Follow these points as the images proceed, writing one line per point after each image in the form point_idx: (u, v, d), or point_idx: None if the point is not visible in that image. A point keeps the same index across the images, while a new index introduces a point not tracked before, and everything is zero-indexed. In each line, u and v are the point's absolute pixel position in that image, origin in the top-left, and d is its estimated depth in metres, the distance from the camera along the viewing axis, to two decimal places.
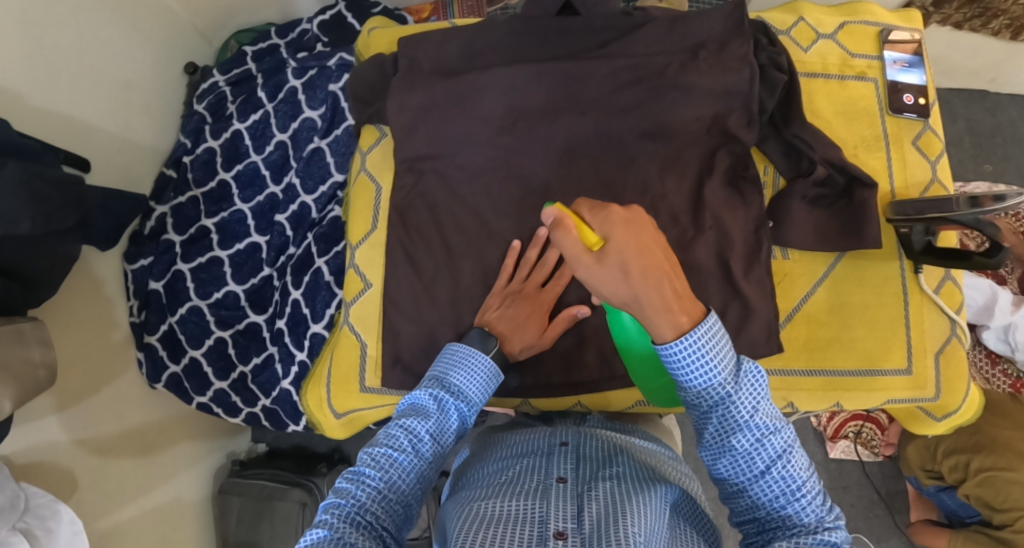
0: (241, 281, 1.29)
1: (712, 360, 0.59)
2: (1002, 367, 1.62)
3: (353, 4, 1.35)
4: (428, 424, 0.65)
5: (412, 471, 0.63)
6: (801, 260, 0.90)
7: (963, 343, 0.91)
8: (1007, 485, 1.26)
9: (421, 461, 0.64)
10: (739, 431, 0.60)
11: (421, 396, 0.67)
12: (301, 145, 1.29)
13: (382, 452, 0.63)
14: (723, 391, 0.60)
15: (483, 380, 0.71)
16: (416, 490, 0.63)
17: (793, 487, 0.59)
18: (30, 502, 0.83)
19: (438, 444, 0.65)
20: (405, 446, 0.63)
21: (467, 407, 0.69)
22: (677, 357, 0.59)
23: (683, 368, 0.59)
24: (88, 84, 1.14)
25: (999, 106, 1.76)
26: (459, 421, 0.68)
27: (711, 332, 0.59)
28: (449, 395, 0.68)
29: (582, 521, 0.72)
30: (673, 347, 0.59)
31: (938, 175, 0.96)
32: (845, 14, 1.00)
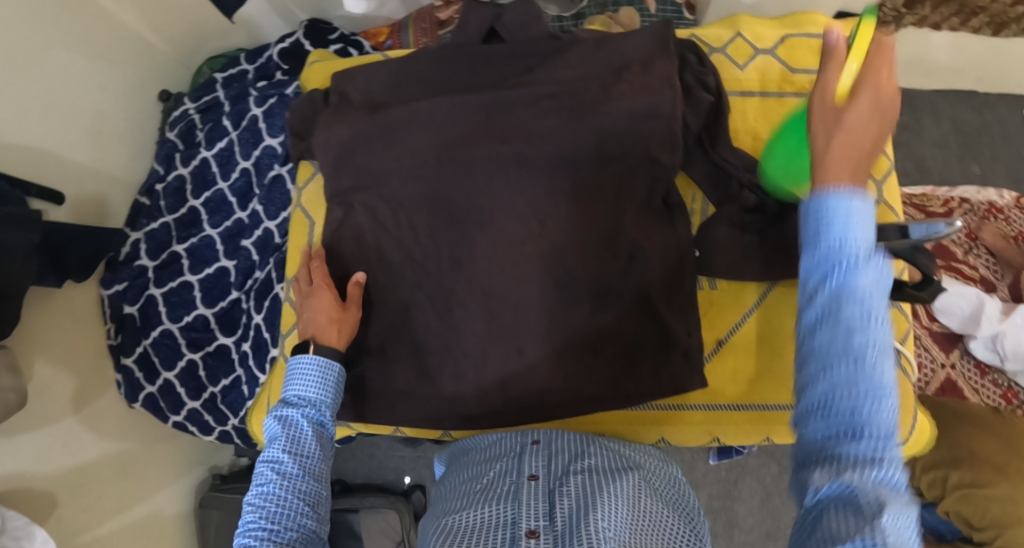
0: (210, 304, 1.32)
1: (852, 227, 0.48)
2: (992, 377, 1.56)
3: (311, 30, 1.37)
4: (281, 446, 0.72)
5: (287, 493, 0.69)
6: (728, 289, 0.93)
7: (909, 376, 0.91)
8: (984, 502, 1.18)
9: (292, 481, 0.70)
10: (850, 310, 0.48)
11: (270, 424, 0.75)
12: (263, 172, 1.33)
13: (257, 495, 0.70)
14: (852, 264, 0.48)
15: (311, 376, 0.78)
16: (303, 505, 0.70)
17: (876, 397, 0.47)
18: (7, 524, 0.92)
19: (299, 456, 0.72)
20: (269, 477, 0.71)
21: (312, 411, 0.76)
22: (825, 204, 0.49)
23: (830, 218, 0.49)
24: (60, 118, 1.18)
25: (988, 104, 1.70)
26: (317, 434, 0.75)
27: (860, 206, 0.49)
28: (290, 409, 0.76)
29: (553, 518, 0.71)
30: (827, 196, 0.50)
31: (884, 196, 0.96)
32: (786, 27, 1.00)
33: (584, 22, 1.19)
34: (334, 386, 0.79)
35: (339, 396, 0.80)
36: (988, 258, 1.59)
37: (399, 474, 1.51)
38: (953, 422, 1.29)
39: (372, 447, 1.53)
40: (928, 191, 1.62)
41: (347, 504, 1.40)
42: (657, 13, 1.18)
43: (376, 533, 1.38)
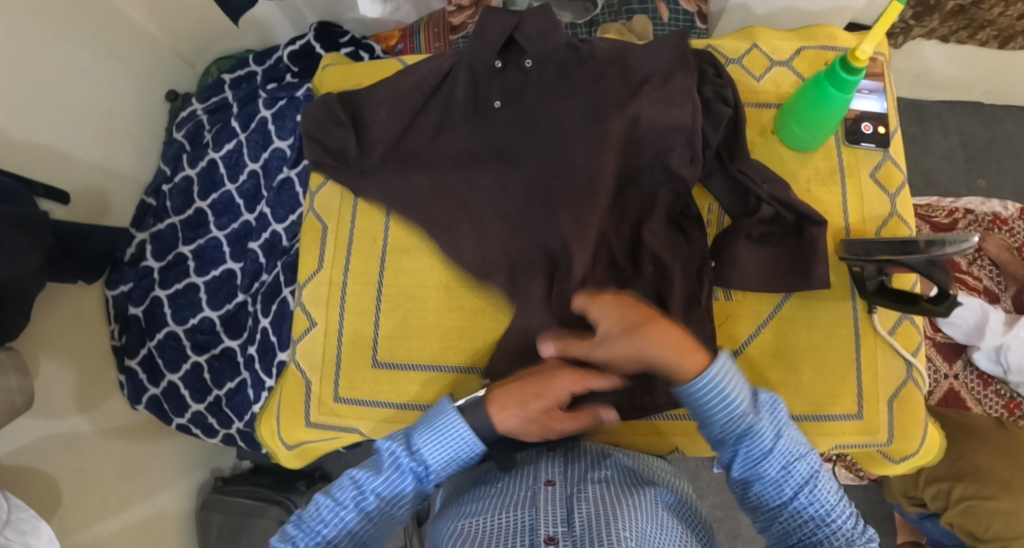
0: (216, 307, 1.32)
1: (730, 392, 0.72)
2: (995, 388, 1.56)
3: (322, 32, 1.36)
4: (376, 481, 0.77)
5: (358, 528, 0.77)
6: (743, 300, 0.93)
7: (920, 388, 0.91)
8: (989, 516, 1.19)
9: (369, 518, 0.77)
10: (767, 459, 0.72)
11: (384, 449, 0.79)
12: (271, 174, 1.32)
13: (329, 507, 0.77)
14: (745, 422, 0.72)
15: (449, 447, 0.77)
16: (359, 540, 0.77)
17: (826, 510, 0.70)
18: (12, 515, 0.91)
19: (383, 499, 0.77)
20: (349, 503, 0.77)
21: (421, 467, 0.78)
22: (704, 392, 0.73)
23: (713, 401, 0.73)
24: (69, 116, 1.17)
25: (994, 118, 1.72)
26: (408, 485, 0.78)
27: (729, 376, 0.72)
28: (407, 455, 0.78)
29: (572, 524, 0.70)
30: (700, 387, 0.73)
31: (898, 209, 0.95)
32: (802, 38, 1.02)
33: (597, 29, 1.21)
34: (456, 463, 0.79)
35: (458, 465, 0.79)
36: (992, 270, 1.60)
37: None
38: (959, 434, 1.28)
39: None
40: (933, 202, 1.63)
41: None
42: (669, 25, 1.19)
43: None
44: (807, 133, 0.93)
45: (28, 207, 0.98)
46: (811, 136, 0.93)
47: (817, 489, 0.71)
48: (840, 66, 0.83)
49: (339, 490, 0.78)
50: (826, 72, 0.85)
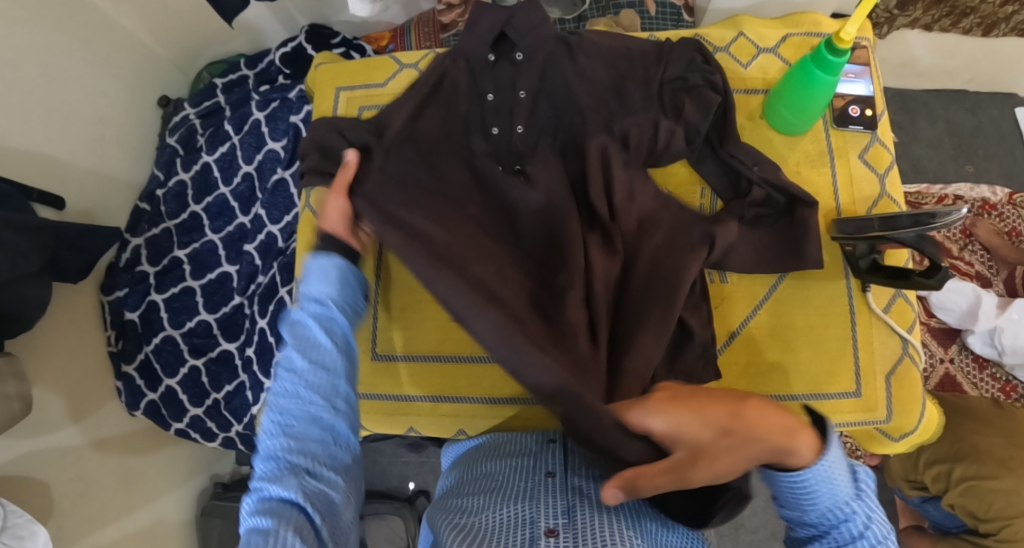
0: (212, 310, 1.31)
1: (836, 481, 0.60)
2: (990, 371, 1.57)
3: (313, 34, 1.37)
4: (294, 348, 0.62)
5: (302, 392, 0.59)
6: (738, 283, 0.94)
7: (915, 363, 0.92)
8: (989, 495, 1.19)
9: (305, 382, 0.60)
10: (854, 546, 0.60)
11: (288, 320, 0.65)
12: (265, 176, 1.32)
13: (274, 417, 0.59)
14: (845, 511, 0.61)
15: (327, 274, 0.68)
16: (327, 409, 0.59)
17: None
18: (9, 520, 0.91)
19: (314, 356, 0.61)
20: (285, 385, 0.60)
21: (323, 310, 0.65)
22: (811, 478, 0.60)
23: (813, 489, 0.60)
24: (62, 122, 1.17)
25: (980, 105, 1.74)
26: (324, 334, 0.63)
27: (833, 462, 0.60)
28: (306, 304, 0.66)
29: (572, 517, 0.69)
30: (809, 473, 0.60)
31: (886, 188, 0.97)
32: (788, 25, 1.04)
33: (585, 24, 1.23)
34: (352, 289, 0.69)
35: (352, 307, 0.68)
36: (983, 254, 1.61)
37: (404, 480, 1.48)
38: (956, 416, 1.29)
39: (376, 453, 1.50)
40: (922, 189, 1.64)
41: None
42: (656, 18, 1.21)
43: (382, 539, 1.39)
44: (795, 117, 0.94)
45: (22, 211, 0.98)
46: (799, 120, 0.94)
47: None
48: (825, 48, 0.84)
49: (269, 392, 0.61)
50: (811, 54, 0.87)
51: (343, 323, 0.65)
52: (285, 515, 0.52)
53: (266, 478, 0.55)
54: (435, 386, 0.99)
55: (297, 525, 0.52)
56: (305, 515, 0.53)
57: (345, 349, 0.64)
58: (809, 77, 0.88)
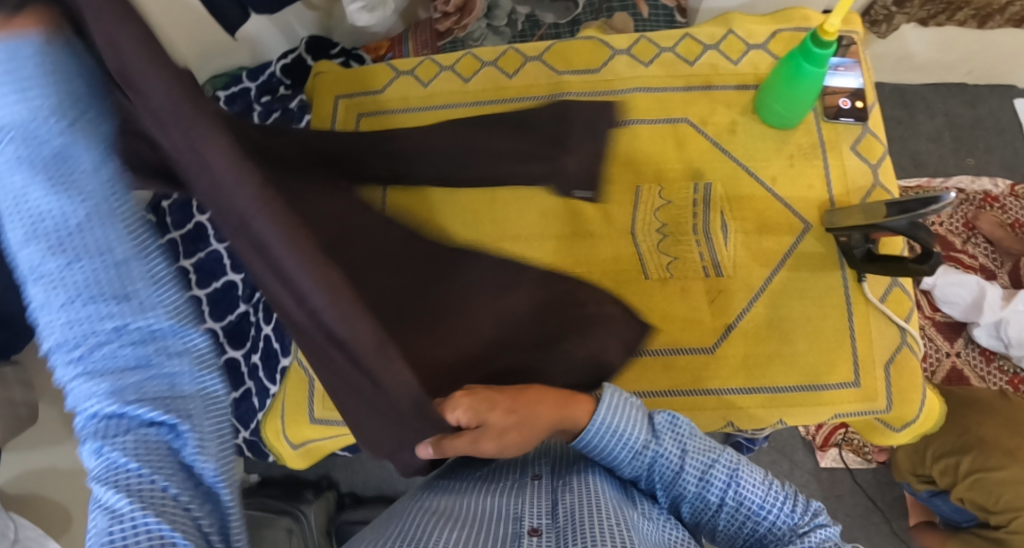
0: (219, 318, 1.33)
1: (622, 431, 0.71)
2: (998, 363, 1.56)
3: (312, 45, 1.40)
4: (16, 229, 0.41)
5: (74, 315, 0.42)
6: (736, 276, 0.95)
7: (914, 352, 0.93)
8: (998, 486, 1.18)
9: (90, 292, 0.42)
10: (681, 477, 0.71)
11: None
12: None
13: (68, 344, 0.43)
14: (649, 452, 0.71)
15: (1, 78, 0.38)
16: (117, 340, 0.43)
17: (755, 501, 0.68)
18: (20, 533, 0.97)
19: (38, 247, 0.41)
20: (43, 296, 0.42)
21: (38, 140, 0.40)
22: (595, 436, 0.71)
23: (609, 446, 0.71)
24: None
25: (979, 98, 1.74)
26: (45, 191, 0.40)
27: (610, 420, 0.71)
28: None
29: (556, 516, 0.68)
30: (590, 432, 0.71)
31: (880, 178, 0.98)
32: (777, 22, 1.05)
33: (580, 28, 1.25)
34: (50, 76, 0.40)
35: (67, 93, 0.41)
36: (986, 246, 1.60)
37: (411, 485, 1.49)
38: (962, 407, 1.28)
39: (383, 458, 1.51)
40: (922, 183, 1.64)
41: (358, 516, 1.41)
42: (649, 19, 1.22)
43: None
44: (785, 112, 0.96)
45: None
46: (789, 114, 0.96)
47: (746, 499, 0.69)
48: (811, 41, 0.86)
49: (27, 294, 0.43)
50: (799, 48, 0.89)
51: (56, 149, 0.40)
52: (126, 463, 0.45)
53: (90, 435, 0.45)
54: None
55: (141, 493, 0.45)
56: (153, 458, 0.45)
57: (93, 194, 0.41)
58: (799, 71, 0.89)
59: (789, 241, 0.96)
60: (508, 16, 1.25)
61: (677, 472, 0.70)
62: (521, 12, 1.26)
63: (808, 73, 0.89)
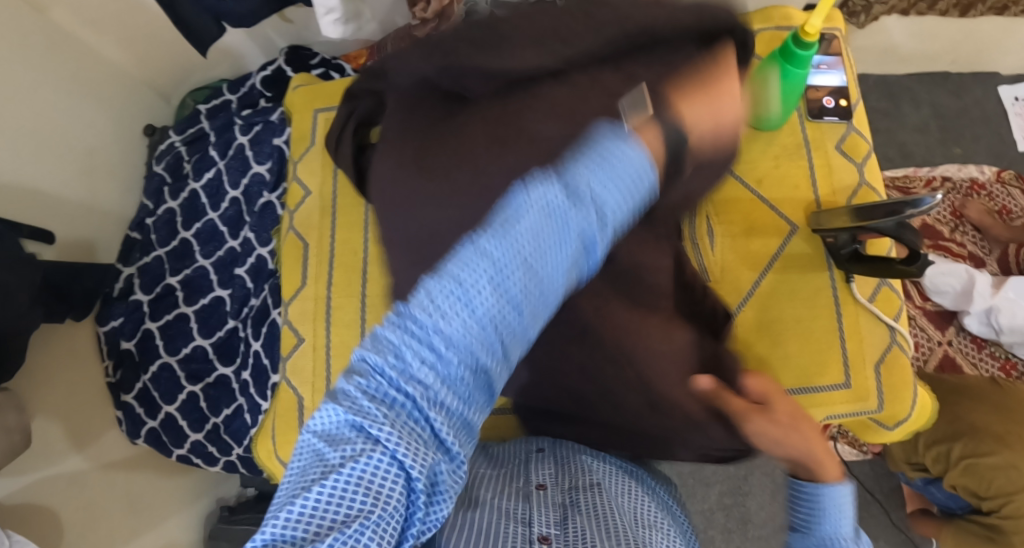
0: (207, 335, 1.32)
1: (841, 512, 0.68)
2: (990, 350, 1.57)
3: (292, 56, 1.39)
4: (503, 249, 0.41)
5: (462, 337, 0.41)
6: (723, 281, 0.95)
7: (905, 351, 0.93)
8: (990, 472, 1.19)
9: (474, 323, 0.41)
10: None
11: (544, 206, 0.42)
12: (253, 199, 1.34)
13: (426, 329, 0.42)
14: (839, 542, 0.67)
15: (625, 185, 0.43)
16: (474, 378, 0.43)
17: None
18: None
19: (506, 288, 0.41)
20: (454, 304, 0.41)
21: (572, 221, 0.42)
22: (822, 499, 0.68)
23: (821, 511, 0.68)
24: (48, 156, 1.18)
25: (964, 86, 1.74)
26: (557, 263, 0.42)
27: (843, 498, 0.68)
28: (569, 199, 0.42)
29: (565, 527, 0.72)
30: (820, 492, 0.68)
31: (866, 177, 0.99)
32: (758, 20, 1.05)
33: None
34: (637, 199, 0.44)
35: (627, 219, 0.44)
36: (975, 234, 1.61)
37: None
38: (954, 396, 1.29)
39: None
40: (910, 173, 1.65)
41: None
42: None
43: None
44: (766, 111, 0.96)
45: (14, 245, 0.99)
46: (771, 114, 0.96)
47: None
48: (793, 41, 0.86)
49: (432, 284, 0.41)
50: (781, 50, 0.88)
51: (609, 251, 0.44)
52: (385, 456, 0.44)
53: (372, 420, 0.43)
54: None
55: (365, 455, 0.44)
56: (419, 463, 0.44)
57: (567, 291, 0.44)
58: (780, 72, 0.89)
59: (777, 244, 0.96)
60: None
61: None
62: None
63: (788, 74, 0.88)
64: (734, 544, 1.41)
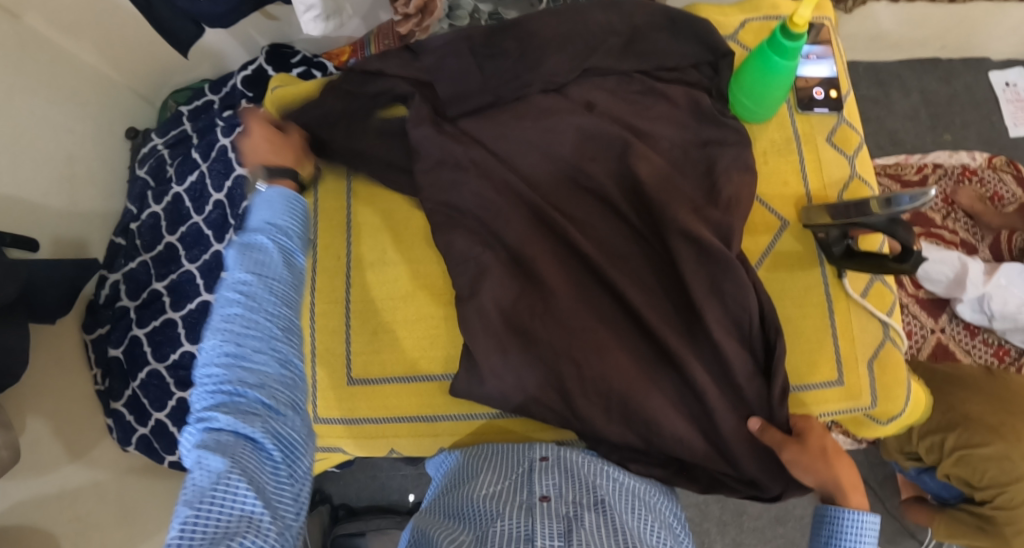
0: (196, 340, 1.30)
1: (866, 539, 0.78)
2: (983, 337, 1.56)
3: (273, 55, 1.37)
4: (244, 268, 0.72)
5: (251, 314, 0.69)
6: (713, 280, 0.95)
7: (898, 347, 0.92)
8: (982, 463, 1.19)
9: (268, 306, 0.71)
10: None
11: (246, 240, 0.75)
12: (236, 202, 1.32)
13: (224, 327, 0.68)
14: None
15: (280, 205, 0.81)
16: (273, 332, 0.70)
17: None
18: None
19: (262, 276, 0.72)
20: (237, 300, 0.69)
21: (275, 241, 0.77)
22: (851, 522, 0.78)
23: (845, 534, 0.79)
24: (26, 164, 1.15)
25: (953, 72, 1.73)
26: (279, 260, 0.75)
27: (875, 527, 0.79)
28: (259, 233, 0.76)
29: (569, 538, 0.72)
30: (849, 515, 0.79)
31: (857, 169, 0.98)
32: (745, 11, 1.06)
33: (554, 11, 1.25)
34: (301, 217, 0.83)
35: (301, 229, 0.82)
36: (967, 221, 1.60)
37: (404, 493, 1.47)
38: (947, 385, 1.28)
39: (373, 468, 1.48)
40: (901, 160, 1.64)
41: (352, 528, 1.39)
42: None
43: None
44: (754, 104, 0.95)
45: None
46: (759, 106, 0.95)
47: None
48: (782, 33, 0.84)
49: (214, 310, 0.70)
50: (768, 40, 0.87)
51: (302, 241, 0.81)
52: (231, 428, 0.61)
53: (214, 408, 0.63)
54: (411, 409, 1.00)
55: (229, 443, 0.60)
56: (261, 430, 0.63)
57: (291, 269, 0.77)
58: (768, 64, 0.88)
59: (767, 240, 0.95)
60: (470, 16, 1.23)
61: None
62: (484, 11, 1.23)
63: (776, 67, 0.87)
64: (729, 537, 1.41)
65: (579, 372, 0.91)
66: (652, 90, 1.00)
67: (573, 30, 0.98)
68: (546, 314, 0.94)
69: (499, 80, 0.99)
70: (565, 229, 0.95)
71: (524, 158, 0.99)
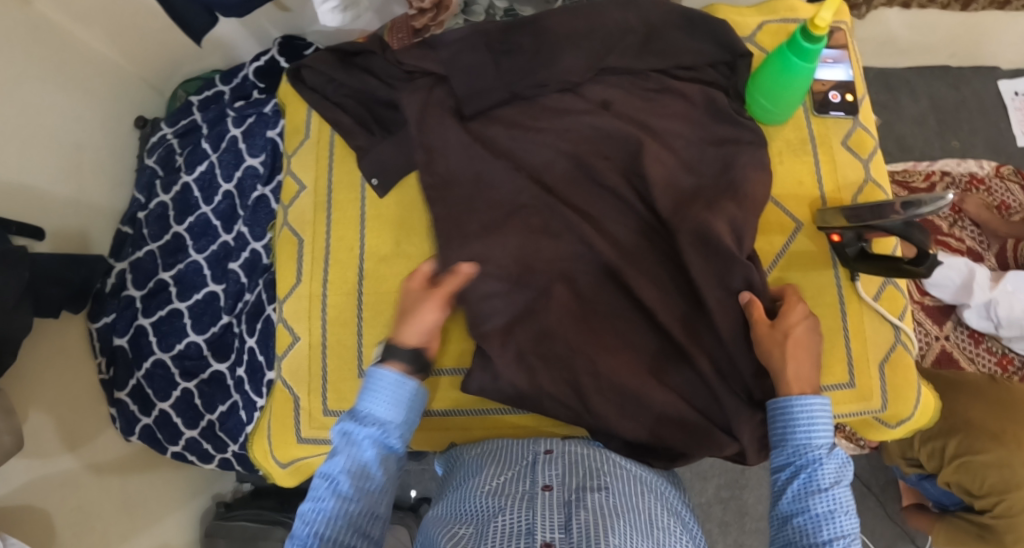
0: (201, 331, 1.29)
1: (819, 427, 0.77)
2: (987, 345, 1.56)
3: (287, 47, 1.36)
4: (342, 465, 0.75)
5: (335, 515, 0.72)
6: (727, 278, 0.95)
7: (909, 350, 0.93)
8: (982, 470, 1.19)
9: (349, 505, 0.73)
10: (818, 494, 0.73)
11: (347, 428, 0.77)
12: (246, 193, 1.32)
13: (310, 511, 0.73)
14: (814, 454, 0.76)
15: (391, 394, 0.79)
16: (351, 530, 0.72)
17: (834, 517, 0.72)
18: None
19: (357, 480, 0.74)
20: (326, 495, 0.73)
21: (375, 431, 0.77)
22: (805, 409, 0.77)
23: (798, 423, 0.77)
24: (35, 150, 1.14)
25: (962, 79, 1.73)
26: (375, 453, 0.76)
27: (825, 410, 0.78)
28: (359, 423, 0.77)
29: (569, 530, 0.72)
30: (804, 404, 0.77)
31: (871, 173, 0.98)
32: (763, 12, 1.06)
33: None
34: (409, 404, 0.80)
35: (411, 416, 0.81)
36: (973, 229, 1.60)
37: (406, 489, 1.46)
38: (951, 391, 1.28)
39: None
40: (910, 167, 1.63)
41: None
42: None
43: None
44: (770, 105, 0.95)
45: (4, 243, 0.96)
46: (774, 108, 0.95)
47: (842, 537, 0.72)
48: (801, 35, 0.84)
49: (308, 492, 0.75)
50: (787, 42, 0.87)
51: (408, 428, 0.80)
52: None
53: None
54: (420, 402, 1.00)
55: None
56: None
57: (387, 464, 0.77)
58: (786, 65, 0.88)
59: (782, 241, 0.95)
60: (485, 11, 1.22)
61: (820, 485, 0.73)
62: (499, 6, 1.23)
63: (794, 69, 0.87)
64: (731, 538, 1.41)
65: (591, 368, 0.91)
66: (667, 88, 1.00)
67: (590, 26, 0.98)
68: (557, 310, 0.93)
69: (514, 76, 0.99)
70: (578, 224, 0.94)
71: (538, 153, 0.99)
